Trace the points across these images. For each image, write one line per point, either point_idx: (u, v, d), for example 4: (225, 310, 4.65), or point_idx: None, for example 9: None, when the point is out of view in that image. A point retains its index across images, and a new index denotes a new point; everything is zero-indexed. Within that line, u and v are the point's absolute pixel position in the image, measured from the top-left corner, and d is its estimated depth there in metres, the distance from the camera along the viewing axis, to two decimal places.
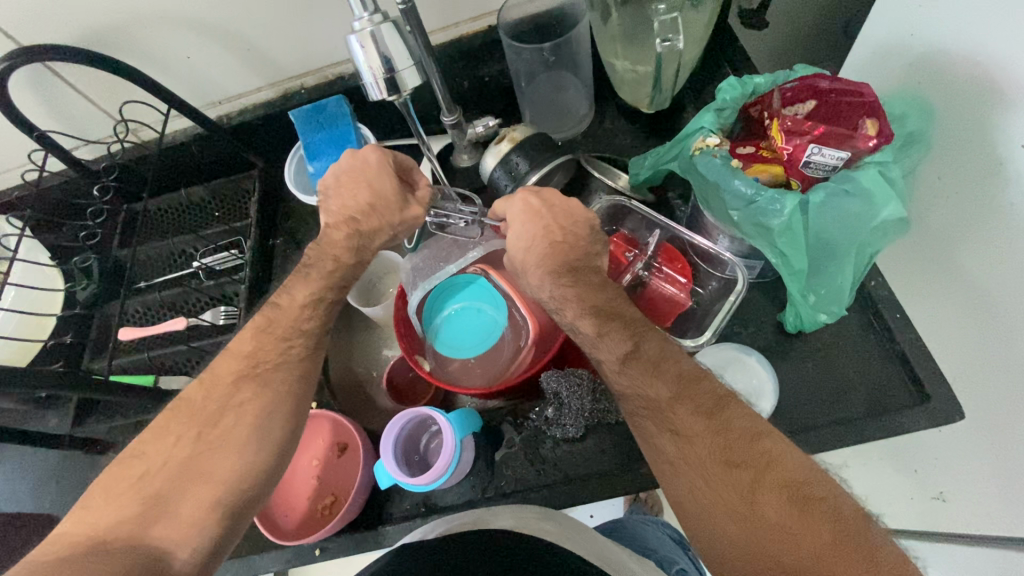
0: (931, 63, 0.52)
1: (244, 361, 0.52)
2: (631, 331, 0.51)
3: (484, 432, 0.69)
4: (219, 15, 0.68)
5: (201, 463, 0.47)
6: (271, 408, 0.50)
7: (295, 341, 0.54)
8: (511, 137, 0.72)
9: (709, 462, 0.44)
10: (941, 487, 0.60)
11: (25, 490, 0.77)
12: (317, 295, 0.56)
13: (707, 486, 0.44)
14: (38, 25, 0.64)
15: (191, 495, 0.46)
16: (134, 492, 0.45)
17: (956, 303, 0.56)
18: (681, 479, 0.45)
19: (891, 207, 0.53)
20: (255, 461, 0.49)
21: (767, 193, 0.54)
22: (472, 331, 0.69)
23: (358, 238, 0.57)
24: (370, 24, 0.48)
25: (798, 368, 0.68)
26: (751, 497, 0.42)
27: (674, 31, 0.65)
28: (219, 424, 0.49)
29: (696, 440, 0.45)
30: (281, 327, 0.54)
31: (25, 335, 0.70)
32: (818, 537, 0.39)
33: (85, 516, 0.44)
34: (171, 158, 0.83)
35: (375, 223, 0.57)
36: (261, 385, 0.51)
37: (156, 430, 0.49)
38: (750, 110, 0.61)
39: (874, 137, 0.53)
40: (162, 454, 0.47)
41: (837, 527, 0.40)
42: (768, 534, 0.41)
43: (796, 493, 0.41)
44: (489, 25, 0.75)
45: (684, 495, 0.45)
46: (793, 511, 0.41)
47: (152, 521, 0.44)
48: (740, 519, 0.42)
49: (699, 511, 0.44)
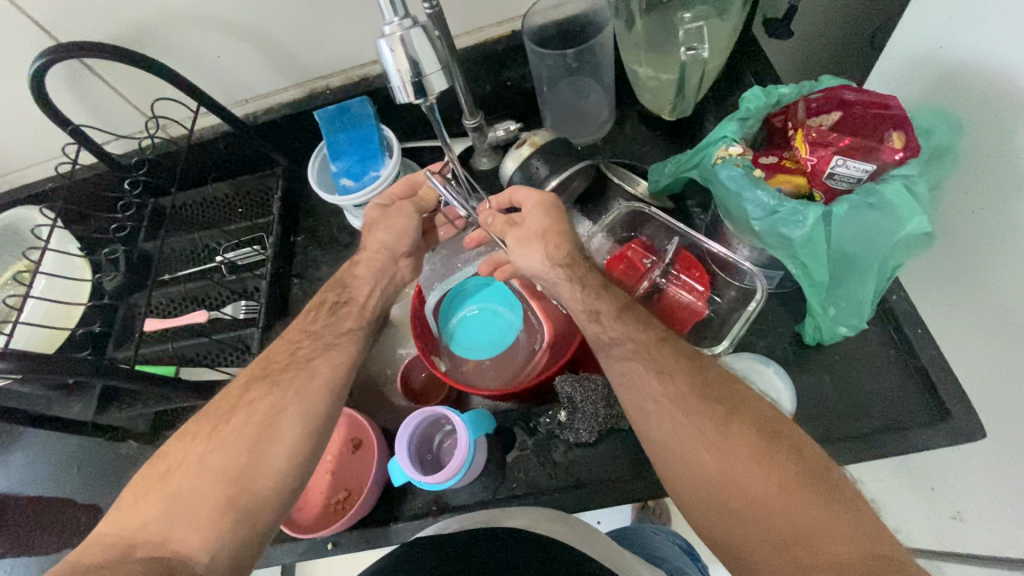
0: (962, 75, 0.51)
1: (263, 367, 0.55)
2: (649, 340, 0.52)
3: (496, 435, 0.70)
4: (250, 15, 0.69)
5: (216, 460, 0.48)
6: (280, 408, 0.51)
7: (307, 346, 0.57)
8: (532, 141, 0.73)
9: (737, 445, 0.43)
10: (959, 508, 0.59)
11: (47, 474, 0.79)
12: (320, 301, 0.63)
13: (747, 479, 0.41)
14: (76, 21, 0.66)
15: (202, 496, 0.45)
16: (157, 491, 0.46)
17: (983, 319, 0.55)
18: (690, 462, 0.44)
19: (916, 221, 0.52)
20: (277, 463, 0.49)
21: (790, 203, 0.54)
22: (485, 333, 0.71)
23: (366, 235, 0.66)
24: (400, 29, 0.49)
25: (815, 381, 0.66)
26: (784, 493, 0.40)
27: (699, 40, 0.66)
28: (230, 422, 0.50)
29: (719, 428, 0.44)
30: (292, 333, 0.59)
31: (52, 323, 0.72)
32: (854, 557, 0.37)
33: (118, 518, 0.45)
34: (199, 154, 0.85)
35: (379, 222, 0.66)
36: (278, 384, 0.53)
37: (185, 429, 0.51)
38: (774, 120, 0.61)
39: (900, 150, 0.53)
40: (180, 453, 0.48)
41: (873, 551, 0.37)
42: (805, 538, 0.38)
43: (840, 500, 0.39)
44: (513, 29, 0.76)
45: (702, 469, 0.44)
46: (847, 524, 0.38)
47: (172, 522, 0.44)
48: (767, 509, 0.40)
49: (714, 491, 0.43)
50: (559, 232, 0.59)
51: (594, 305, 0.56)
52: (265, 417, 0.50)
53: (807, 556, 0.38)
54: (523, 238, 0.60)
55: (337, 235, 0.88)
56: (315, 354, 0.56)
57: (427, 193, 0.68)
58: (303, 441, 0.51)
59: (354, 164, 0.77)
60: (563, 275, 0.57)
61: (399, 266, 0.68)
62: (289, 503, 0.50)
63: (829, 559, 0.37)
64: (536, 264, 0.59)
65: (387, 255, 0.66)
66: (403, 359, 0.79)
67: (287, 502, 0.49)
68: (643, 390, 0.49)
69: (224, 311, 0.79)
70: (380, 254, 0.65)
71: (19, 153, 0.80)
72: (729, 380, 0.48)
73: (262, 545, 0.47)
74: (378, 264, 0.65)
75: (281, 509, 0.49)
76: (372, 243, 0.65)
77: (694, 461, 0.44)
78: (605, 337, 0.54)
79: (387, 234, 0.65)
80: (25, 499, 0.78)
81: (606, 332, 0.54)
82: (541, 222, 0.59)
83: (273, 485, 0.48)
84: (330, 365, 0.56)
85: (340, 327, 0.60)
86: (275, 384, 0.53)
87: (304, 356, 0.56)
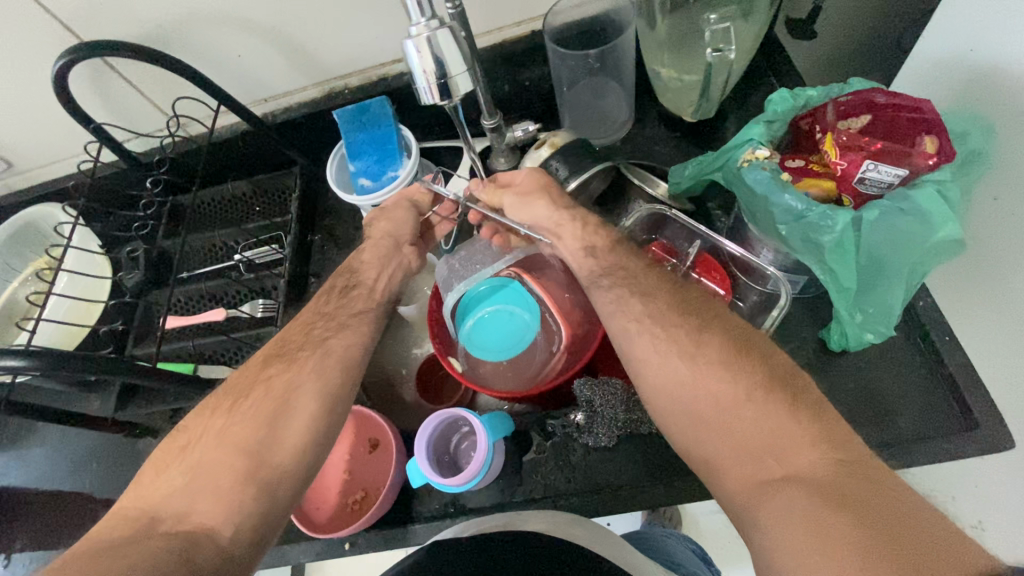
0: (995, 78, 0.50)
1: (280, 347, 0.56)
2: (641, 289, 0.52)
3: (513, 437, 0.69)
4: (271, 15, 0.69)
5: (236, 433, 0.47)
6: (298, 382, 0.51)
7: (321, 325, 0.58)
8: (551, 142, 0.74)
9: (719, 370, 0.44)
10: (980, 516, 0.61)
11: (65, 469, 0.80)
12: (331, 286, 0.64)
13: (724, 411, 0.43)
14: (99, 19, 0.66)
15: (225, 469, 0.45)
16: (178, 465, 0.46)
17: (1016, 329, 0.54)
18: (679, 392, 0.45)
19: (949, 227, 0.51)
20: (293, 439, 0.49)
21: (819, 207, 0.53)
22: (502, 334, 0.69)
23: (372, 229, 0.68)
24: (427, 30, 0.49)
25: (837, 387, 0.65)
26: (758, 413, 0.41)
27: (726, 41, 0.65)
28: (249, 397, 0.50)
29: (710, 364, 0.45)
30: (307, 315, 0.60)
31: (73, 320, 0.73)
32: (820, 465, 0.38)
33: (140, 491, 0.45)
34: (218, 152, 0.85)
35: (381, 215, 0.68)
36: (294, 362, 0.53)
37: (206, 404, 0.51)
38: (800, 122, 0.60)
39: (933, 155, 0.52)
40: (203, 425, 0.49)
41: (839, 458, 0.38)
42: (774, 457, 0.39)
43: (812, 417, 0.40)
44: (532, 30, 0.76)
45: (685, 394, 0.45)
46: (814, 443, 0.39)
47: (195, 494, 0.44)
48: (740, 426, 0.41)
49: (694, 411, 0.44)
50: (554, 185, 0.64)
51: (591, 240, 0.59)
52: (282, 402, 0.50)
53: (776, 466, 0.39)
54: (521, 195, 0.64)
55: (354, 234, 0.89)
56: (330, 333, 0.56)
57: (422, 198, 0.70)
58: (319, 416, 0.50)
59: (372, 164, 0.76)
60: (567, 221, 0.61)
61: (403, 252, 0.69)
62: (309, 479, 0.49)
63: (796, 468, 0.38)
64: (539, 212, 0.63)
65: (391, 243, 0.67)
66: (419, 359, 0.79)
67: (304, 482, 0.49)
68: (647, 340, 0.49)
69: (241, 308, 0.79)
70: (384, 241, 0.67)
71: (40, 150, 0.81)
72: None
73: (282, 516, 0.47)
74: (384, 250, 0.67)
75: (299, 483, 0.48)
76: (376, 231, 0.68)
77: (677, 387, 0.45)
78: (596, 271, 0.57)
79: (391, 223, 0.68)
80: (46, 492, 0.79)
81: (597, 266, 0.57)
82: (534, 180, 0.64)
83: (292, 457, 0.48)
84: (345, 344, 0.56)
85: (352, 308, 0.61)
86: (293, 362, 0.53)
87: (319, 335, 0.56)
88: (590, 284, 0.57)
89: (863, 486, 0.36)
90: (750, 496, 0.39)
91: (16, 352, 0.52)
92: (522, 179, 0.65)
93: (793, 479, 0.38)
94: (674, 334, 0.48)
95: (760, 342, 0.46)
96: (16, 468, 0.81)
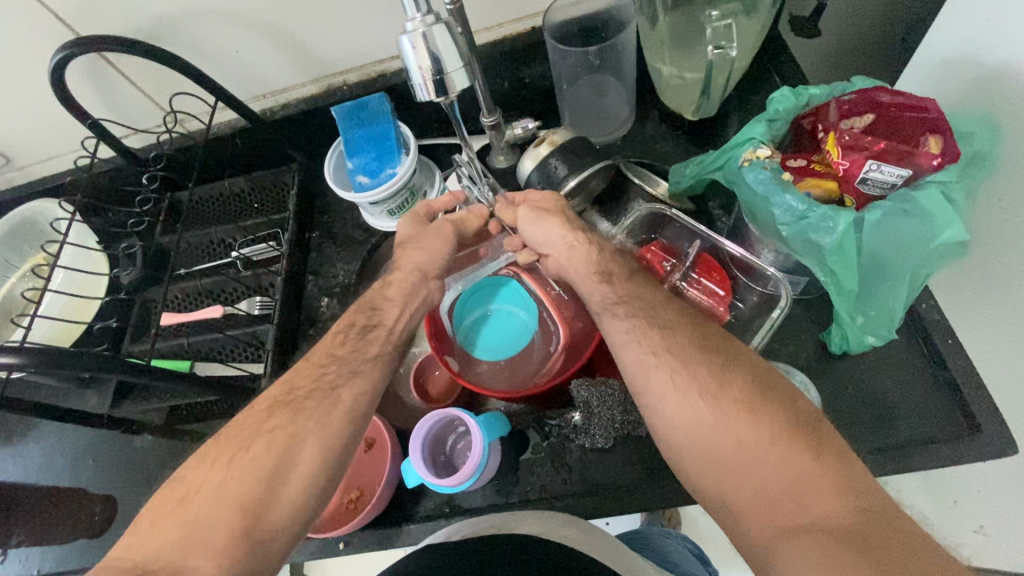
0: (1001, 78, 0.49)
1: (284, 388, 0.53)
2: (659, 320, 0.51)
3: (510, 438, 0.69)
4: (269, 10, 0.69)
5: (235, 489, 0.46)
6: (300, 441, 0.49)
7: (334, 372, 0.54)
8: (550, 141, 0.71)
9: (741, 412, 0.43)
10: (980, 522, 0.64)
11: (62, 465, 0.80)
12: (350, 322, 0.59)
13: (747, 451, 0.42)
14: (96, 15, 0.65)
15: (219, 524, 0.45)
16: (172, 519, 0.45)
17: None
18: (698, 431, 0.44)
19: (952, 230, 0.50)
20: (293, 495, 0.47)
21: (820, 209, 0.52)
22: (501, 333, 0.69)
23: (399, 252, 0.64)
24: (422, 26, 0.48)
25: (839, 391, 0.64)
26: (782, 454, 0.41)
27: (727, 39, 0.65)
28: (251, 449, 0.48)
29: (733, 406, 0.44)
30: (318, 356, 0.56)
31: (69, 317, 0.73)
32: (842, 513, 0.38)
33: (133, 542, 0.45)
34: (214, 148, 0.85)
35: (412, 241, 0.64)
36: (300, 413, 0.50)
37: (203, 456, 0.49)
38: (802, 122, 0.59)
39: (938, 156, 0.51)
40: (199, 480, 0.47)
41: (860, 505, 0.38)
42: (797, 503, 0.39)
43: (835, 462, 0.40)
44: (533, 26, 0.75)
45: (705, 433, 0.44)
46: (834, 485, 0.39)
47: (189, 543, 0.44)
48: (761, 469, 0.41)
49: (715, 455, 0.43)
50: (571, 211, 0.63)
51: (608, 265, 0.57)
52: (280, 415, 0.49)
53: (796, 512, 0.39)
54: (539, 209, 0.62)
55: (353, 232, 0.88)
56: (341, 382, 0.53)
57: (472, 218, 0.67)
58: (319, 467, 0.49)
59: (370, 161, 0.76)
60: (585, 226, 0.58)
61: (430, 288, 0.64)
62: (314, 513, 0.49)
63: (816, 515, 0.38)
64: (550, 232, 0.60)
65: (420, 277, 0.63)
66: (415, 359, 0.79)
67: (303, 487, 0.48)
68: (664, 375, 0.47)
69: (239, 306, 0.79)
70: (412, 275, 0.62)
71: (39, 146, 0.80)
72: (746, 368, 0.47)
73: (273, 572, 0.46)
74: (411, 286, 0.62)
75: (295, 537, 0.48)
76: (401, 258, 0.64)
77: (697, 425, 0.44)
78: (610, 300, 0.54)
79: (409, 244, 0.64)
80: (41, 489, 0.79)
81: (612, 291, 0.55)
82: (551, 201, 0.63)
83: (287, 518, 0.47)
84: (355, 395, 0.53)
85: (367, 354, 0.56)
86: (297, 414, 0.50)
87: (329, 382, 0.53)
88: (602, 312, 0.54)
89: (887, 537, 0.36)
90: (771, 541, 0.39)
91: (11, 351, 0.51)
92: (539, 196, 0.64)
93: (819, 531, 0.37)
94: (694, 369, 0.46)
95: (781, 383, 0.46)
96: (12, 464, 0.81)
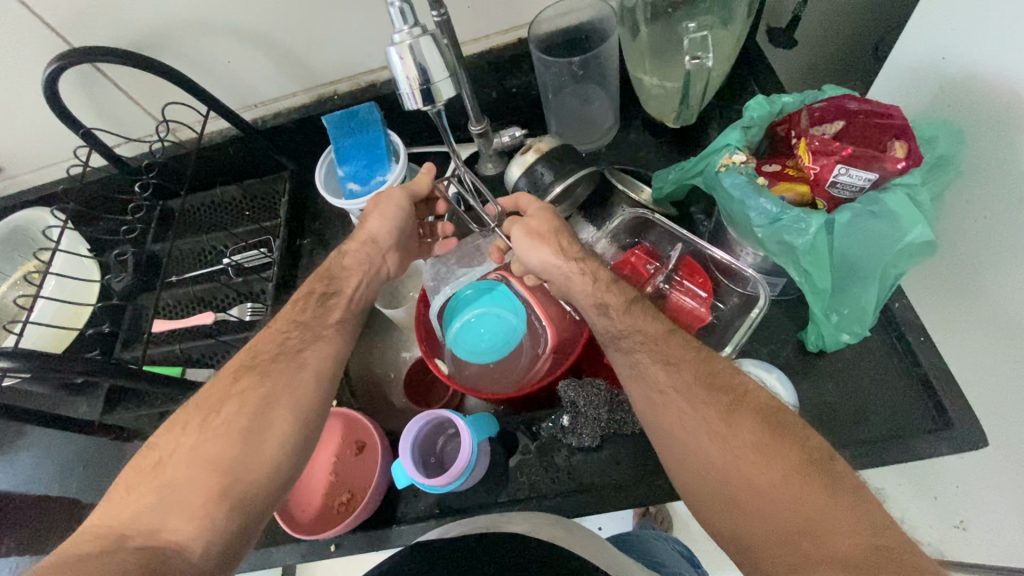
0: (963, 86, 0.52)
1: (251, 354, 0.55)
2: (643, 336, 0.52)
3: (500, 438, 0.70)
4: (261, 22, 0.70)
5: (208, 451, 0.47)
6: (274, 398, 0.50)
7: (297, 335, 0.56)
8: (537, 147, 0.72)
9: (753, 454, 0.44)
10: (962, 516, 0.62)
11: (53, 473, 0.80)
12: (309, 290, 0.62)
13: (762, 482, 0.42)
14: (90, 26, 0.67)
15: (197, 485, 0.45)
16: (149, 484, 0.45)
17: (1000, 339, 0.53)
18: (708, 470, 0.45)
19: (917, 229, 0.53)
20: (271, 450, 0.48)
21: (793, 211, 0.55)
22: (491, 336, 0.69)
23: (359, 224, 0.66)
24: (409, 37, 0.50)
25: (819, 389, 0.67)
26: (793, 492, 0.41)
27: (703, 49, 0.68)
28: (221, 412, 0.49)
29: (745, 447, 0.44)
30: (282, 323, 0.58)
31: (61, 323, 0.74)
32: (856, 550, 0.38)
33: (108, 509, 0.45)
34: (207, 158, 0.86)
35: (374, 210, 0.66)
36: (268, 374, 0.52)
37: (172, 420, 0.50)
38: (777, 128, 0.62)
39: (902, 160, 0.54)
40: (173, 443, 0.48)
41: (874, 544, 0.38)
42: (811, 539, 0.39)
43: (850, 501, 0.40)
44: (518, 38, 0.77)
45: (717, 475, 0.45)
46: (848, 521, 0.39)
47: (165, 509, 0.44)
48: (772, 507, 0.41)
49: (725, 493, 0.44)
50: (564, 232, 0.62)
51: (591, 292, 0.58)
52: (266, 413, 0.50)
53: (811, 548, 0.39)
54: (531, 233, 0.62)
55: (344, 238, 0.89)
56: (305, 345, 0.55)
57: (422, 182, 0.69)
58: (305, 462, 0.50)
59: (360, 169, 0.77)
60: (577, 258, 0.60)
61: (386, 260, 0.67)
62: (279, 494, 0.49)
63: (832, 552, 0.38)
64: (547, 254, 0.61)
65: (375, 247, 0.66)
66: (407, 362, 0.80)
67: (287, 481, 0.50)
68: (670, 409, 0.49)
69: (230, 312, 0.80)
70: (367, 246, 0.65)
71: (33, 154, 0.81)
72: (752, 388, 0.49)
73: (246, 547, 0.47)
74: (369, 256, 0.65)
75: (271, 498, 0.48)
76: (363, 233, 0.65)
77: (706, 463, 0.45)
78: (615, 330, 0.56)
79: (381, 222, 0.66)
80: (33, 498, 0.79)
81: (614, 325, 0.56)
82: (545, 219, 0.63)
83: (265, 471, 0.48)
84: (319, 356, 0.55)
85: (329, 318, 0.59)
86: (266, 374, 0.52)
87: (294, 346, 0.55)
88: (608, 343, 0.57)
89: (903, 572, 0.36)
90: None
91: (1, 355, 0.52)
92: (534, 213, 0.64)
93: (834, 566, 0.38)
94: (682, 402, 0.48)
95: (795, 423, 0.46)
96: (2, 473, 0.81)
